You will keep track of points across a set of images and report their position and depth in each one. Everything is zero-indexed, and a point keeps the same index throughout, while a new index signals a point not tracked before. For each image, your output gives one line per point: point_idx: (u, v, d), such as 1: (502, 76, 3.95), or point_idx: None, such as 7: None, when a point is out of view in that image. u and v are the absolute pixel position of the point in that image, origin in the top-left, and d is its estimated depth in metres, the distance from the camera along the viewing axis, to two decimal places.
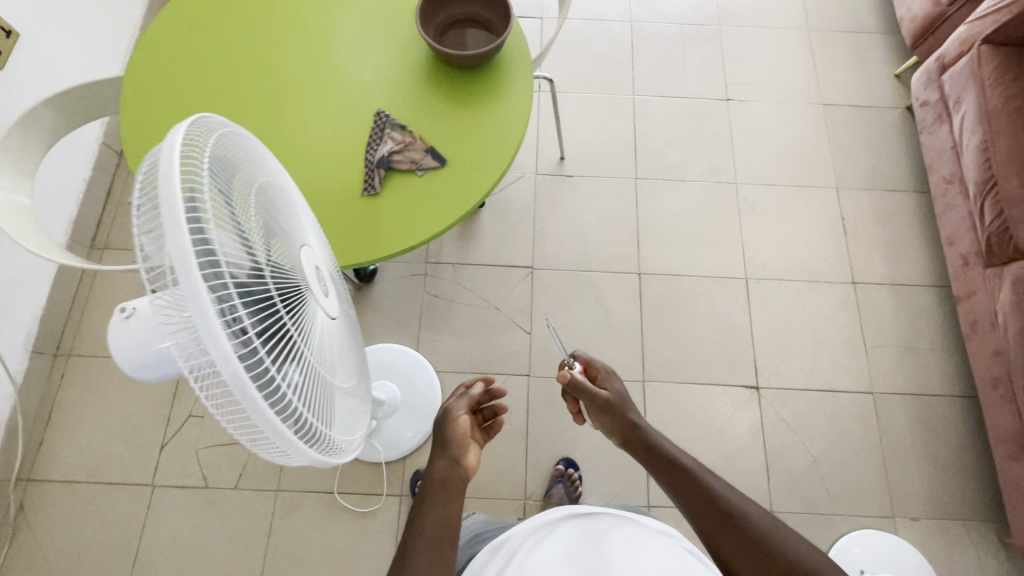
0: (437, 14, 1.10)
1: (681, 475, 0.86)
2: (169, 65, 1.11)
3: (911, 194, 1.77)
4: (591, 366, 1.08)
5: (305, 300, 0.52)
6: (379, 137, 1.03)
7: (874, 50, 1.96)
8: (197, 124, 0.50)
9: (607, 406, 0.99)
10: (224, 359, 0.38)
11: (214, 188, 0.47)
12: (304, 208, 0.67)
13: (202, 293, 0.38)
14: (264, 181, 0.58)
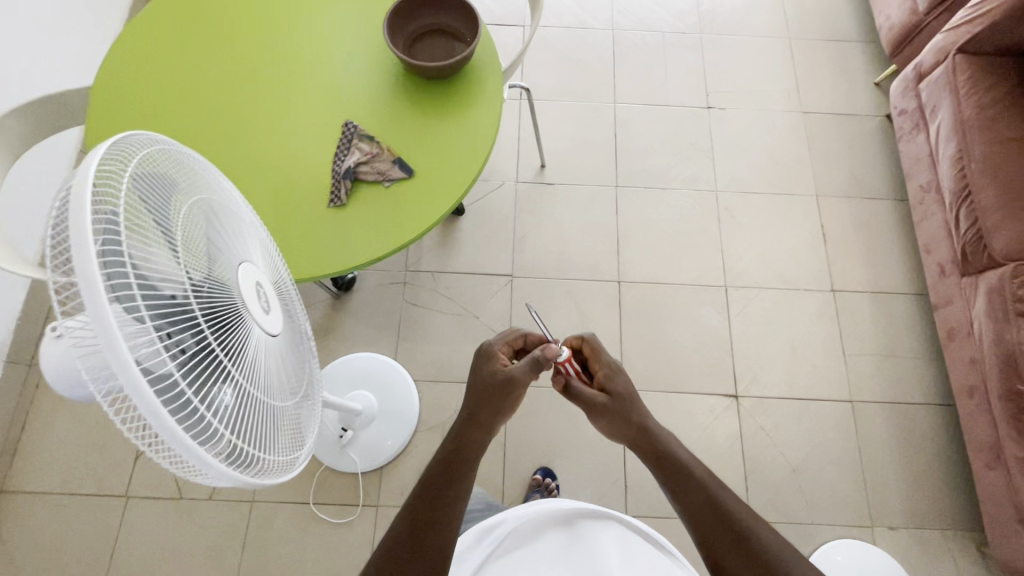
0: (407, 24, 1.10)
1: (690, 478, 0.83)
2: (135, 74, 1.10)
3: (890, 202, 1.77)
4: (597, 358, 0.98)
5: (232, 316, 0.53)
6: (347, 148, 1.03)
7: (853, 59, 1.97)
8: (125, 147, 0.52)
9: (604, 414, 0.91)
10: (128, 383, 0.40)
11: (139, 213, 0.48)
12: (257, 225, 0.68)
13: (105, 319, 0.40)
14: (209, 199, 0.59)
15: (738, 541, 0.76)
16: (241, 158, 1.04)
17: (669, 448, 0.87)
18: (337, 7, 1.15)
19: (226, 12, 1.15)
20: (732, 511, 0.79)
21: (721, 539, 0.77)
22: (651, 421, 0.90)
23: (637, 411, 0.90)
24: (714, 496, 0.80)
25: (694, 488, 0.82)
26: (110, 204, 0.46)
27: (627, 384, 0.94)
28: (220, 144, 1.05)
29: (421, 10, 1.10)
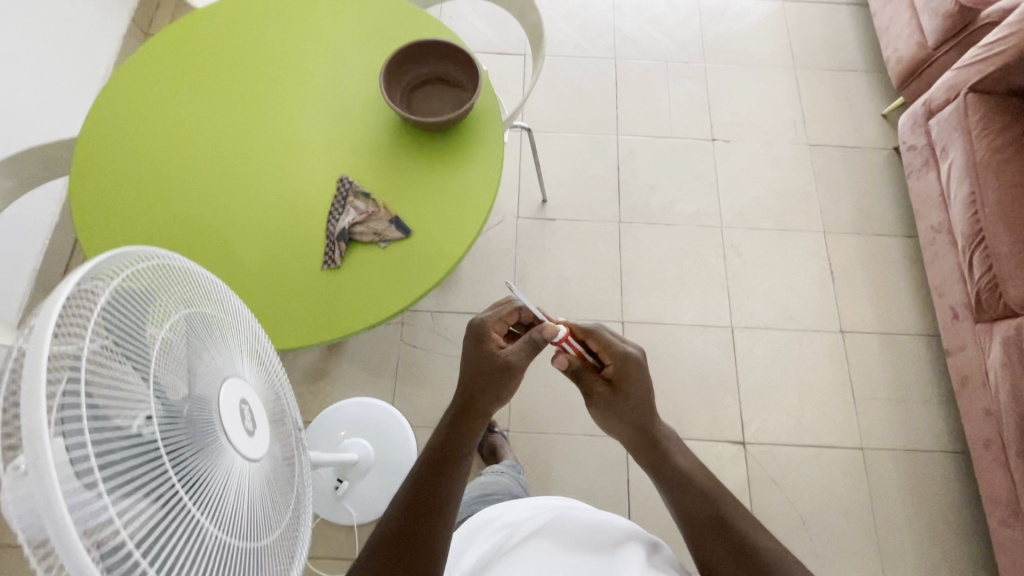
0: (405, 73, 1.06)
1: (690, 489, 0.84)
2: (123, 122, 1.06)
3: (900, 238, 1.73)
4: (607, 350, 0.94)
5: (206, 445, 0.50)
6: (341, 207, 0.99)
7: (860, 89, 1.94)
8: (121, 258, 0.50)
9: (606, 407, 0.92)
10: (70, 558, 0.37)
11: (108, 343, 0.45)
12: (253, 325, 0.66)
13: (47, 479, 0.37)
14: (202, 307, 0.58)
15: (737, 553, 0.78)
16: (230, 216, 1.00)
17: (668, 457, 0.88)
18: (335, 54, 1.11)
19: (220, 56, 1.11)
20: (732, 523, 0.80)
21: (719, 550, 0.79)
22: (656, 427, 0.91)
23: (641, 414, 0.90)
24: (716, 509, 0.82)
25: (695, 499, 0.83)
26: (79, 338, 0.43)
27: (637, 384, 0.91)
28: (208, 201, 1.01)
29: (419, 58, 1.05)
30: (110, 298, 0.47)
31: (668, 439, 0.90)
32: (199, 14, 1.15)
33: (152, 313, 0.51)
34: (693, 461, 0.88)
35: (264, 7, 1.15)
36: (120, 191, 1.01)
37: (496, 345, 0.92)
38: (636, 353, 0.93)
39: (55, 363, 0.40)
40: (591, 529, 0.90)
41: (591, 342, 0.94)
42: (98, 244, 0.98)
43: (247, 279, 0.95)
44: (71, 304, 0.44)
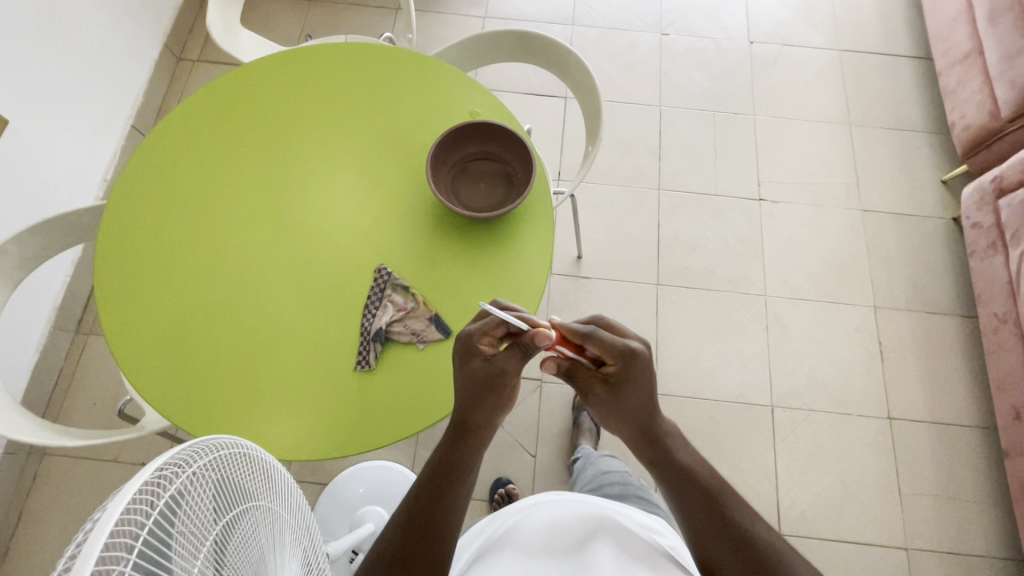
0: (452, 153, 0.98)
1: (693, 484, 0.77)
2: (154, 192, 1.00)
3: (955, 318, 1.63)
4: (606, 353, 0.79)
5: None
6: (378, 301, 0.93)
7: (918, 151, 1.83)
8: (210, 441, 0.52)
9: (607, 404, 0.82)
10: None
11: (160, 535, 0.43)
12: (287, 516, 0.64)
13: None
14: (252, 498, 0.57)
15: (738, 544, 0.72)
16: (260, 305, 0.94)
17: (670, 455, 0.80)
18: (382, 121, 1.06)
19: (259, 123, 1.05)
20: (733, 518, 0.74)
21: (718, 546, 0.73)
22: (658, 421, 0.83)
23: (644, 410, 0.82)
24: (717, 502, 0.76)
25: (695, 493, 0.77)
26: (137, 526, 0.41)
27: (642, 380, 0.80)
28: (239, 286, 0.95)
29: (469, 137, 0.97)
30: (180, 482, 0.47)
31: (670, 435, 0.82)
32: (239, 73, 1.09)
33: (209, 503, 0.50)
34: (698, 457, 0.81)
35: (308, 70, 1.09)
36: (147, 269, 0.96)
37: (482, 359, 0.79)
38: (640, 347, 0.79)
39: (107, 559, 0.38)
40: (568, 504, 0.88)
41: (589, 346, 0.78)
42: (120, 328, 0.93)
43: (276, 378, 0.90)
44: (141, 493, 0.43)
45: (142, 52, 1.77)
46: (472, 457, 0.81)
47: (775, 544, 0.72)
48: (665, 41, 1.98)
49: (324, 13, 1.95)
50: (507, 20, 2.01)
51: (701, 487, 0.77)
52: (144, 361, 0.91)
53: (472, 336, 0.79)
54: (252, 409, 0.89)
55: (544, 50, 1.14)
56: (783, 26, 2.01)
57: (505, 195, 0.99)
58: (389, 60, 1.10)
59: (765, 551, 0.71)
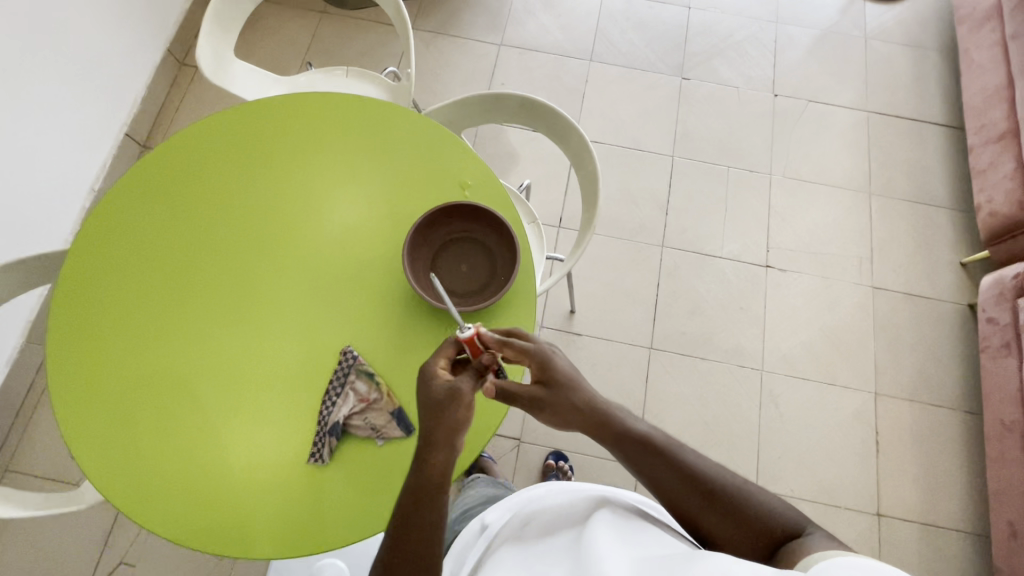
0: (436, 230, 0.92)
1: (653, 454, 0.80)
2: (120, 247, 0.96)
3: (959, 413, 1.55)
4: (522, 353, 0.79)
5: None
6: (339, 389, 0.87)
7: (939, 228, 1.74)
8: None
9: (546, 410, 0.81)
10: None
11: None
12: None
13: None
14: None
15: (709, 496, 0.76)
16: (218, 377, 0.89)
17: (623, 429, 0.81)
18: (360, 177, 1.00)
19: (234, 178, 1.00)
20: (698, 473, 0.78)
21: (697, 504, 0.77)
22: (599, 402, 0.82)
23: (579, 395, 0.81)
24: (680, 465, 0.79)
25: (658, 460, 0.79)
26: None
27: (561, 368, 0.81)
28: (197, 355, 0.90)
29: (455, 215, 0.91)
30: None
31: (619, 412, 0.83)
32: (218, 121, 1.04)
33: None
34: (644, 423, 0.83)
35: (292, 123, 1.04)
36: (104, 332, 0.92)
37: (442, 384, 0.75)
38: (541, 342, 0.81)
39: None
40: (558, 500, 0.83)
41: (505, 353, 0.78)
42: (70, 395, 0.89)
43: (225, 461, 0.85)
44: None
45: (145, 56, 1.72)
46: (438, 504, 0.75)
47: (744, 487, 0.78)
48: (686, 86, 1.90)
49: (334, 26, 1.89)
50: (523, 50, 1.94)
51: (663, 455, 0.80)
52: (92, 432, 0.87)
53: (429, 368, 0.75)
54: (197, 494, 0.84)
55: (548, 119, 1.06)
56: (810, 80, 1.93)
57: (487, 281, 0.92)
58: (378, 116, 1.04)
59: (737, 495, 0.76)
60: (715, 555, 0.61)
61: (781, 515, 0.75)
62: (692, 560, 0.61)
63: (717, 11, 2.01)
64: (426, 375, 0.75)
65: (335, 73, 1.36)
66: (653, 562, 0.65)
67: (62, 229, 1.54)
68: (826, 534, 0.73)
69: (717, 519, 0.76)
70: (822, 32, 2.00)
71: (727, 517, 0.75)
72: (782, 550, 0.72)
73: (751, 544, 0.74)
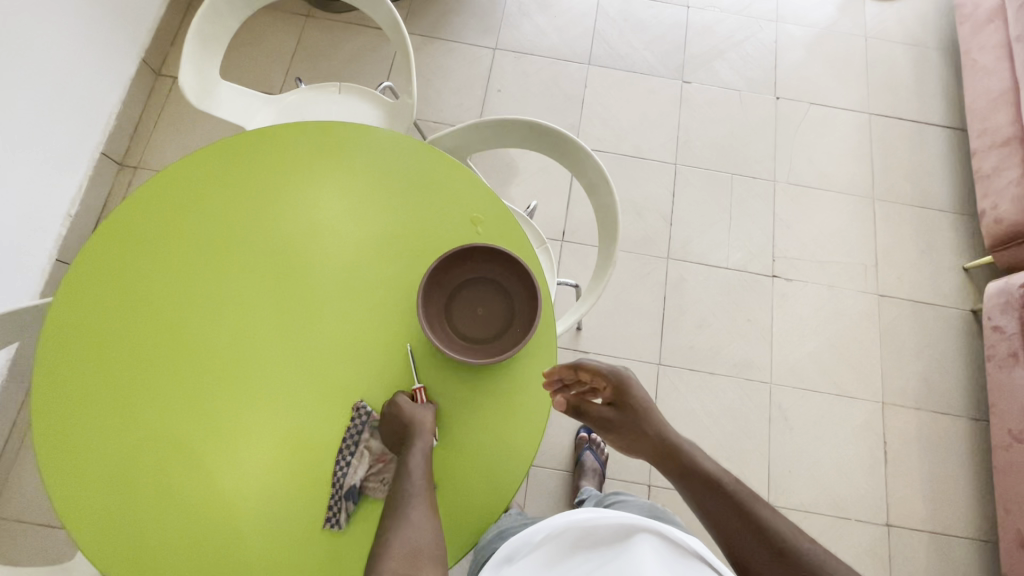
0: (449, 273, 0.87)
1: (720, 496, 0.77)
2: (107, 299, 0.89)
3: (964, 420, 1.56)
4: (599, 376, 0.86)
5: None
6: (352, 448, 0.83)
7: (942, 234, 1.73)
8: None
9: (613, 431, 0.87)
10: None
11: None
12: None
13: None
14: None
15: (779, 556, 0.70)
16: (223, 436, 0.84)
17: (694, 464, 0.81)
18: (362, 208, 0.95)
19: (226, 212, 0.93)
20: (767, 526, 0.72)
21: (762, 560, 0.70)
22: (671, 436, 0.84)
23: (648, 422, 0.85)
24: (748, 512, 0.74)
25: (721, 503, 0.76)
26: None
27: (637, 394, 0.86)
28: (200, 414, 0.84)
29: (470, 257, 0.86)
30: None
31: (690, 449, 0.83)
32: (210, 153, 0.96)
33: None
34: (721, 466, 0.81)
35: (287, 155, 0.97)
36: (96, 391, 0.85)
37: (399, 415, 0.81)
38: (621, 368, 0.87)
39: None
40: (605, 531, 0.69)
41: (581, 375, 0.85)
42: (62, 464, 0.82)
43: (228, 521, 0.81)
44: None
45: (117, 68, 1.62)
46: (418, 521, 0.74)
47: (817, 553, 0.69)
48: (687, 89, 1.85)
49: (319, 31, 1.79)
50: (518, 54, 1.86)
51: (729, 499, 0.76)
52: (88, 505, 0.81)
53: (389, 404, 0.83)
54: (208, 566, 0.79)
55: (561, 145, 1.00)
56: (812, 82, 1.89)
57: (506, 327, 0.87)
58: (379, 145, 0.98)
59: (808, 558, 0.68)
60: None
61: None
62: None
63: (716, 11, 1.96)
64: (389, 405, 0.83)
65: (326, 90, 1.28)
66: None
67: (38, 259, 1.45)
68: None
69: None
70: (822, 31, 1.95)
71: None
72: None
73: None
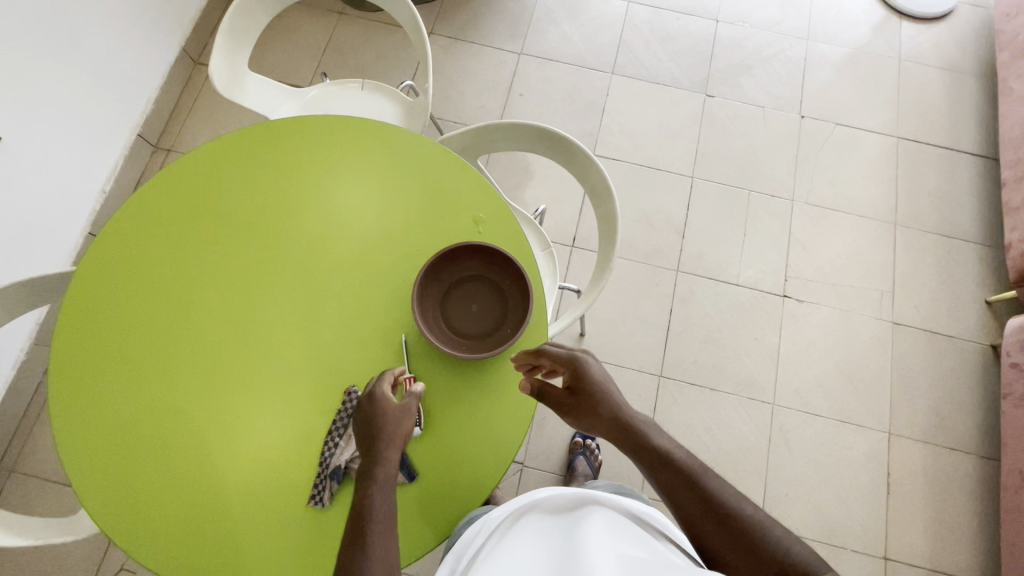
0: (446, 269, 0.89)
1: (672, 470, 0.75)
2: (130, 271, 0.95)
3: (974, 458, 1.52)
4: (557, 361, 0.85)
5: None
6: (341, 431, 0.86)
7: (965, 265, 1.68)
8: None
9: (573, 414, 0.86)
10: None
11: None
12: None
13: None
14: None
15: (723, 522, 0.70)
16: (224, 410, 0.88)
17: (650, 441, 0.79)
18: (372, 201, 0.98)
19: (245, 197, 0.98)
20: (715, 495, 0.71)
21: (708, 527, 0.70)
22: (626, 411, 0.83)
23: (604, 402, 0.84)
24: (697, 483, 0.73)
25: (672, 476, 0.75)
26: None
27: (593, 374, 0.86)
28: (203, 386, 0.89)
29: (466, 255, 0.89)
30: None
31: (644, 423, 0.81)
32: (238, 140, 1.01)
33: None
34: (674, 440, 0.79)
35: (308, 147, 1.01)
36: (111, 356, 0.90)
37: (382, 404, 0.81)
38: (577, 351, 0.87)
39: None
40: (560, 502, 0.75)
41: (540, 360, 0.85)
42: (74, 419, 0.88)
43: (219, 490, 0.84)
44: None
45: (159, 55, 1.70)
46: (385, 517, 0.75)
47: (763, 520, 0.69)
48: (709, 103, 1.85)
49: (351, 29, 1.85)
50: (543, 60, 1.89)
51: (681, 470, 0.75)
52: (94, 463, 0.86)
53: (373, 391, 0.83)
54: (196, 533, 0.83)
55: (568, 151, 1.02)
56: (840, 102, 1.86)
57: (497, 325, 0.89)
58: (396, 142, 1.01)
59: (752, 525, 0.68)
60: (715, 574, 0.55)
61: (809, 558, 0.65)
62: None
63: (746, 25, 1.95)
64: (369, 396, 0.82)
65: (349, 86, 1.32)
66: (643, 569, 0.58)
67: (72, 231, 1.53)
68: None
69: (725, 547, 0.68)
70: (855, 50, 1.92)
71: (741, 548, 0.67)
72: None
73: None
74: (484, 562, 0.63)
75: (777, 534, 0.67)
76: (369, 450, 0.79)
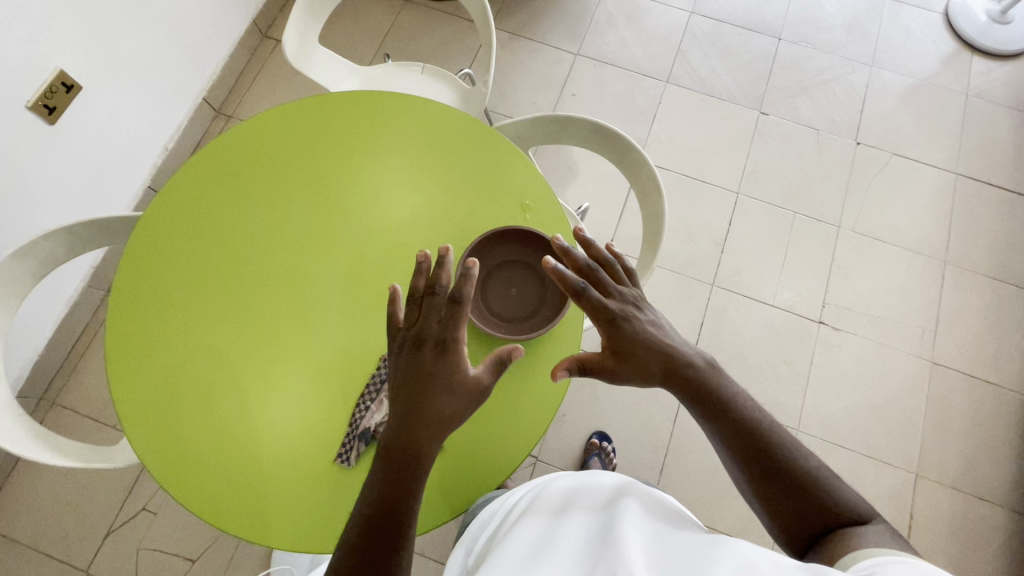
0: (491, 250, 0.91)
1: (725, 416, 0.72)
2: (190, 223, 0.99)
3: (1005, 511, 1.46)
4: (597, 306, 0.75)
5: None
6: (373, 396, 0.88)
7: (1015, 312, 1.62)
8: None
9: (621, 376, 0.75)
10: None
11: None
12: None
13: None
14: None
15: (773, 471, 0.69)
16: (264, 366, 0.91)
17: (706, 390, 0.74)
18: (424, 180, 1.00)
19: (305, 164, 1.01)
20: (771, 446, 0.70)
21: (756, 471, 0.70)
22: (679, 357, 0.75)
23: (654, 353, 0.75)
24: (751, 429, 0.71)
25: (731, 429, 0.72)
26: None
27: (637, 322, 0.76)
28: (248, 339, 0.92)
29: (511, 238, 0.90)
30: None
31: (701, 373, 0.74)
32: (301, 110, 1.05)
33: None
34: (731, 383, 0.75)
35: (367, 121, 1.04)
36: (166, 301, 0.95)
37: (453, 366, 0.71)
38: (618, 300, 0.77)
39: None
40: (575, 482, 0.75)
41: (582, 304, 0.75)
42: (125, 357, 0.92)
43: (253, 440, 0.88)
44: None
45: (230, 25, 1.77)
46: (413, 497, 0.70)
47: (818, 470, 0.69)
48: (763, 121, 1.82)
49: (414, 15, 1.89)
50: (598, 62, 1.90)
51: (739, 421, 0.72)
52: (139, 404, 0.90)
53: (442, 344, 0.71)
54: (231, 488, 0.86)
55: (620, 147, 1.03)
56: (898, 132, 1.82)
57: (535, 310, 0.91)
58: (452, 124, 1.04)
59: (808, 474, 0.69)
60: (737, 541, 0.56)
61: (856, 509, 0.67)
62: (707, 548, 0.55)
63: (808, 46, 1.92)
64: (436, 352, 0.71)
65: (410, 69, 1.36)
66: (669, 541, 0.59)
67: (134, 182, 1.60)
68: (893, 532, 0.63)
69: (775, 491, 0.69)
70: (919, 81, 1.87)
71: (791, 495, 0.68)
72: (834, 537, 0.65)
73: (803, 530, 0.67)
74: (509, 544, 0.63)
75: (827, 481, 0.69)
76: (404, 425, 0.71)
